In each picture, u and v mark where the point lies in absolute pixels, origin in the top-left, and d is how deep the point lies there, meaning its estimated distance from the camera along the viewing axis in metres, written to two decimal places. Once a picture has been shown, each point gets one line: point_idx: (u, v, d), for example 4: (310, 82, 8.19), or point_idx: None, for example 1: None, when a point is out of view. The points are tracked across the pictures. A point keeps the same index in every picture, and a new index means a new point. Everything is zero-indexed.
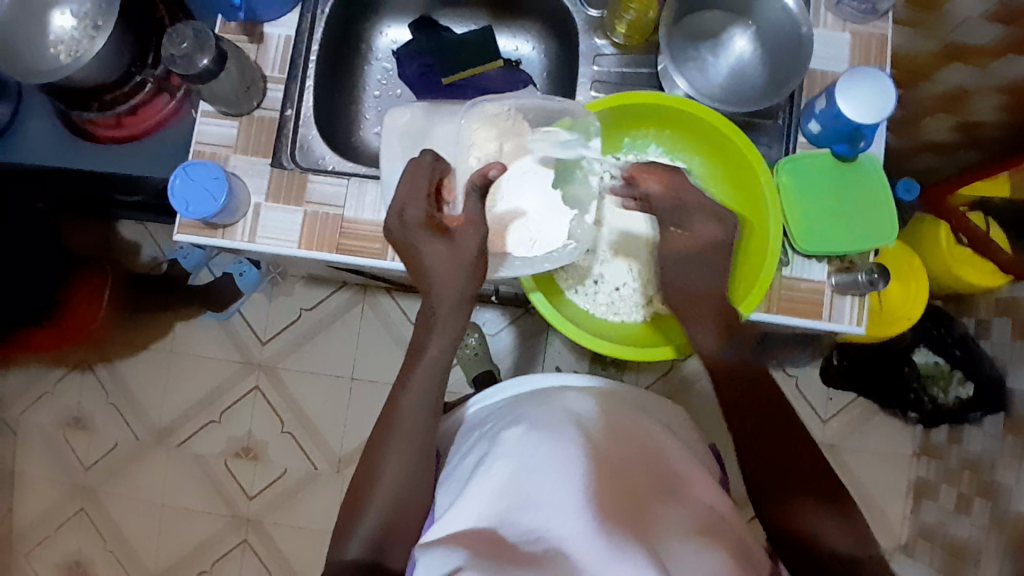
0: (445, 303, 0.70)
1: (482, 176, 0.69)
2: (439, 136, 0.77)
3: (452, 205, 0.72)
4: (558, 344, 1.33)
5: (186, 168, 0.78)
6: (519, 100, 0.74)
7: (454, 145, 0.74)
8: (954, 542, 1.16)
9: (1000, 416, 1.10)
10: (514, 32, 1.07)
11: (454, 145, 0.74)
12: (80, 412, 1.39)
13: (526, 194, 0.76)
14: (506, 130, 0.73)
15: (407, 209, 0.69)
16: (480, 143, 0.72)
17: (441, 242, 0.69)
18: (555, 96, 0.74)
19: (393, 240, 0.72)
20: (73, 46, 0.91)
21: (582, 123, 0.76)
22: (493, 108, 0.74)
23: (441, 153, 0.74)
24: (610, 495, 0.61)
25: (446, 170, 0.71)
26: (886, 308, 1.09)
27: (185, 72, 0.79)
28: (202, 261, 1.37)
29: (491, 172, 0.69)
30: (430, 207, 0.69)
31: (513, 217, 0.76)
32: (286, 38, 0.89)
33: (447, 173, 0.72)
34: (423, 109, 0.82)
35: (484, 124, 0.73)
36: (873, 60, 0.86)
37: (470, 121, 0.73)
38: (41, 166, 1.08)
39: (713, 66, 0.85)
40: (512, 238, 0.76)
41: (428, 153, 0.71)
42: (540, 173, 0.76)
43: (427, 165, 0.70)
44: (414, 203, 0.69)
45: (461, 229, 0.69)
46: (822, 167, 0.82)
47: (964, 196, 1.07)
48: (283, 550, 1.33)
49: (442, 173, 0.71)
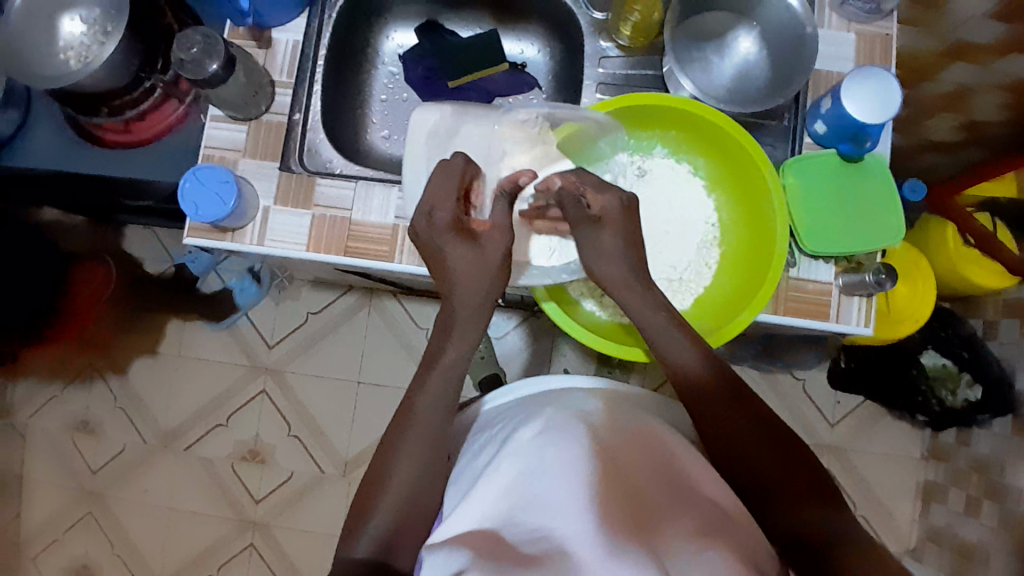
0: (467, 306, 0.70)
1: (513, 182, 0.73)
2: (467, 140, 0.78)
3: (479, 209, 0.73)
4: (564, 346, 1.33)
5: (196, 172, 0.79)
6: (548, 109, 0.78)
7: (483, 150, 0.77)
8: (963, 544, 1.16)
9: (1009, 417, 1.10)
10: (519, 36, 1.07)
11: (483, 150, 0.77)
12: (87, 416, 1.40)
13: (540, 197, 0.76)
14: (531, 137, 0.77)
15: (436, 211, 0.70)
16: (507, 150, 0.77)
17: (468, 246, 0.69)
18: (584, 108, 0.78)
19: (420, 242, 0.72)
20: (81, 51, 0.92)
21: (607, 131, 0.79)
22: (522, 115, 0.78)
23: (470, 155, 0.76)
24: (615, 496, 0.61)
25: (476, 174, 0.72)
26: (894, 308, 1.08)
27: (194, 77, 0.80)
28: (210, 266, 1.36)
29: (521, 180, 0.74)
30: (461, 209, 0.71)
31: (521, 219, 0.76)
32: (293, 42, 0.90)
33: (478, 178, 0.73)
34: (453, 112, 0.80)
35: (514, 130, 0.77)
36: (878, 60, 0.87)
37: (500, 128, 0.78)
38: (47, 170, 1.09)
39: (718, 67, 0.85)
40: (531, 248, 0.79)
41: (459, 155, 0.71)
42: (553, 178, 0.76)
43: (458, 167, 0.70)
44: (443, 205, 0.70)
45: (489, 233, 0.70)
46: (826, 167, 0.81)
47: (971, 196, 1.06)
48: (290, 553, 1.33)
49: (472, 176, 0.72)
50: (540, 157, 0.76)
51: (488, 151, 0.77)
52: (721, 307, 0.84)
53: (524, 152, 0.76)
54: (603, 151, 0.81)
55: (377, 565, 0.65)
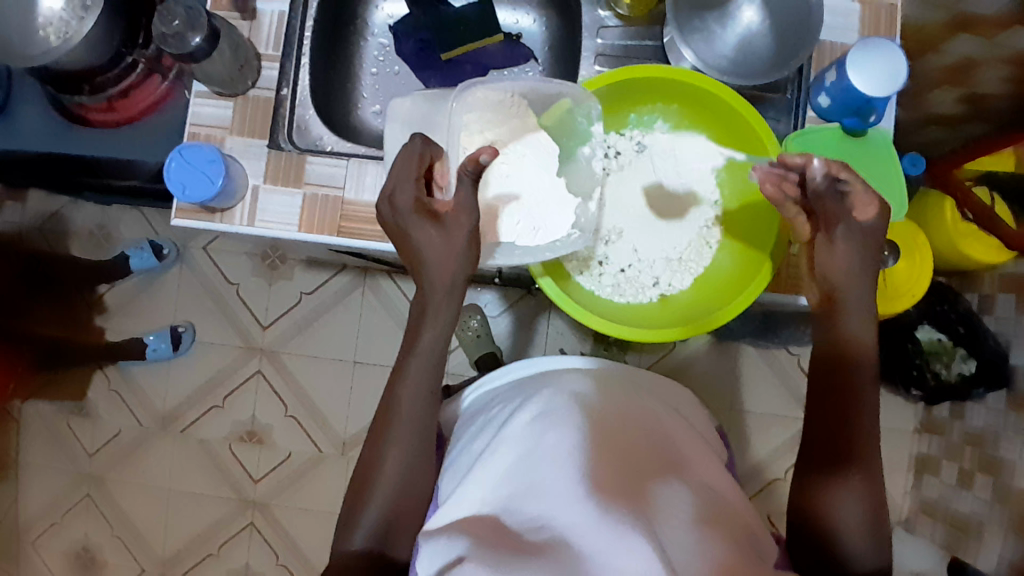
0: (437, 288, 0.67)
1: (473, 160, 0.63)
2: (436, 120, 0.74)
3: (444, 190, 0.69)
4: (561, 324, 1.32)
5: (182, 151, 0.77)
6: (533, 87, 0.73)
7: (445, 133, 0.72)
8: (957, 517, 1.17)
9: (1003, 391, 1.10)
10: (514, 5, 1.04)
11: (446, 132, 0.71)
12: (82, 398, 1.38)
13: (525, 179, 0.73)
14: (505, 115, 0.73)
15: (397, 193, 0.66)
16: (474, 130, 0.71)
17: (433, 228, 0.65)
18: (553, 80, 0.73)
19: (386, 227, 0.69)
20: (61, 28, 0.89)
21: (582, 107, 0.75)
22: (491, 94, 0.72)
23: (431, 138, 0.71)
24: (613, 476, 0.60)
25: (437, 154, 0.68)
26: (892, 284, 1.06)
27: (177, 52, 0.77)
28: (184, 241, 1.39)
29: (483, 158, 0.63)
30: (420, 190, 0.66)
31: (506, 201, 0.73)
32: (280, 14, 0.86)
33: (440, 158, 0.69)
34: (423, 96, 0.79)
35: (480, 110, 0.72)
36: (883, 31, 0.84)
37: (460, 110, 0.71)
38: (28, 152, 1.06)
39: (721, 38, 0.82)
40: (511, 227, 0.73)
41: (417, 136, 0.67)
42: (541, 159, 0.73)
43: (417, 149, 0.67)
44: (403, 186, 0.66)
45: (453, 214, 0.65)
46: (834, 144, 0.80)
47: (970, 169, 1.05)
48: (291, 533, 1.33)
49: (432, 156, 0.68)
50: (508, 135, 0.72)
51: (450, 131, 0.71)
52: (728, 284, 0.83)
53: (499, 130, 0.72)
54: (582, 126, 0.77)
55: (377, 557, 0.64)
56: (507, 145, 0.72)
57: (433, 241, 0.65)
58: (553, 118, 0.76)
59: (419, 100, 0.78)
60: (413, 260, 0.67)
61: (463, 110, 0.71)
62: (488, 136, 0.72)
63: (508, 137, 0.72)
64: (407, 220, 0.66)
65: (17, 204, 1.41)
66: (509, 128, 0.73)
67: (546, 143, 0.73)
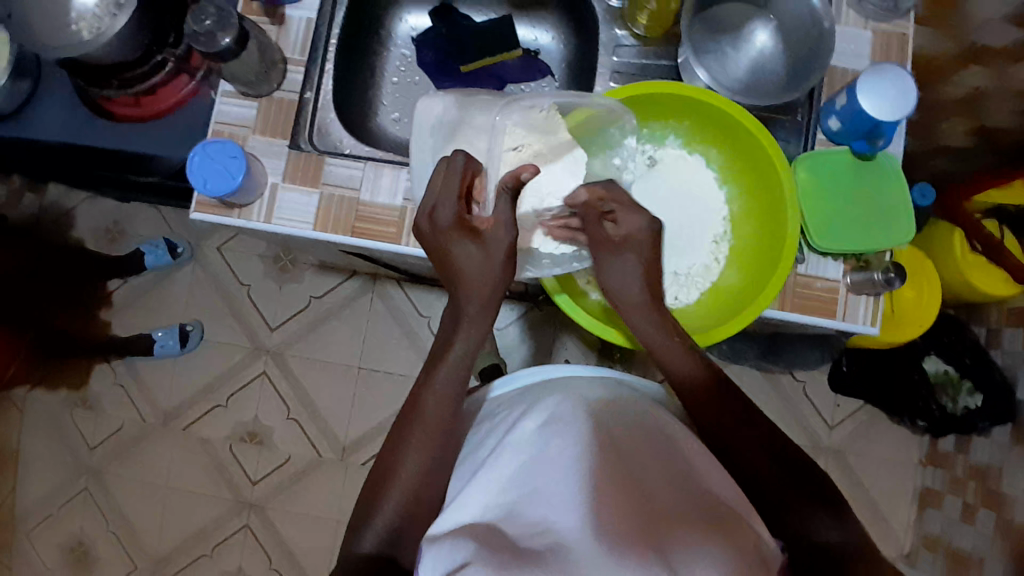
0: None
1: (514, 177, 0.67)
2: (471, 129, 0.75)
3: (482, 206, 0.72)
4: (565, 340, 1.33)
5: (205, 146, 0.78)
6: (555, 97, 0.75)
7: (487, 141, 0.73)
8: (958, 552, 1.15)
9: (1007, 425, 1.09)
10: (534, 23, 1.07)
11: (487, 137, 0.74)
12: (87, 390, 1.40)
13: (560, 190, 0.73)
14: (539, 126, 0.73)
15: (439, 209, 0.70)
16: (511, 145, 0.72)
17: (472, 244, 0.69)
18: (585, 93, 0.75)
19: (424, 242, 0.72)
20: (94, 23, 0.90)
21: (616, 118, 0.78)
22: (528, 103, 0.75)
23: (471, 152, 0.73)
24: (618, 484, 0.60)
25: (478, 170, 0.71)
26: (899, 313, 1.09)
27: (206, 50, 0.79)
28: (197, 238, 1.41)
29: (524, 175, 0.67)
30: (461, 208, 0.69)
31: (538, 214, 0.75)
32: (307, 20, 0.89)
33: (480, 174, 0.71)
34: (457, 101, 0.81)
35: (515, 122, 0.73)
36: (894, 59, 0.86)
37: (503, 121, 0.73)
38: (51, 140, 1.09)
39: (734, 60, 0.84)
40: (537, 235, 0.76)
41: (460, 153, 0.70)
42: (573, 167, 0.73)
43: (459, 166, 0.69)
44: (445, 203, 0.69)
45: (492, 230, 0.69)
46: (844, 169, 0.81)
47: (980, 203, 1.05)
48: (286, 538, 1.33)
49: (474, 173, 0.70)
50: (548, 149, 0.73)
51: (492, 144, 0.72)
52: (731, 299, 0.84)
53: (533, 142, 0.73)
54: (615, 137, 0.79)
55: (385, 560, 0.64)
56: (541, 161, 0.73)
57: (471, 257, 0.69)
58: (581, 126, 0.77)
59: (451, 106, 0.80)
60: (450, 273, 0.71)
61: (504, 122, 0.73)
62: (522, 148, 0.72)
63: (548, 151, 0.73)
64: (445, 236, 0.70)
65: (36, 195, 1.44)
66: (544, 142, 0.73)
67: (577, 157, 0.74)
